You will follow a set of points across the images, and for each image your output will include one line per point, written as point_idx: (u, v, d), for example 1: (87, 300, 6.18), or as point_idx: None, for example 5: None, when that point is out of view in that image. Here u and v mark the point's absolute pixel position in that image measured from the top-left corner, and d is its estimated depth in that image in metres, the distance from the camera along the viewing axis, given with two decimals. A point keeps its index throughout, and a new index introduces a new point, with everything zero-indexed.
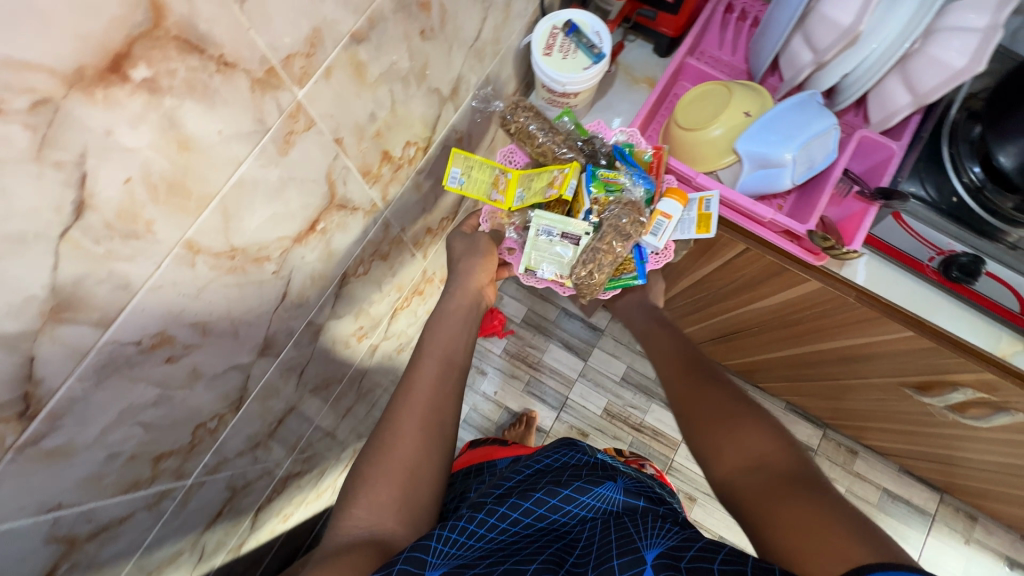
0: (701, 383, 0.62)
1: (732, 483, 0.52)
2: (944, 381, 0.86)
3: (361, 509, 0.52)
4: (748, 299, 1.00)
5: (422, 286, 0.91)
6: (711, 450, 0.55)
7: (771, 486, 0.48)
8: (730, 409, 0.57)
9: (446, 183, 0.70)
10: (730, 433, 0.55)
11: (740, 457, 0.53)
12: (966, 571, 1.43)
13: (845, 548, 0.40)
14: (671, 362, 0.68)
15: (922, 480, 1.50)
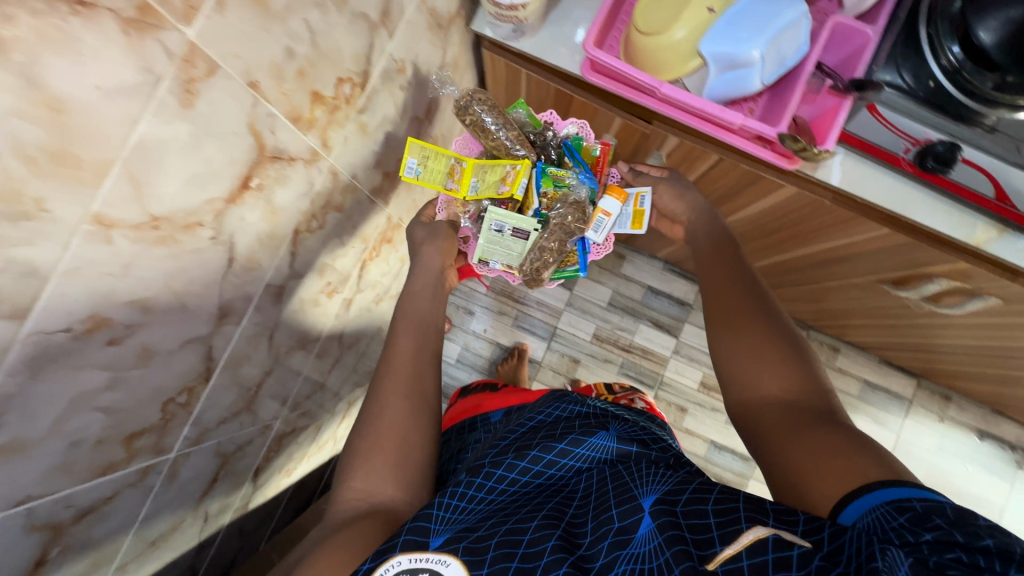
0: (741, 297, 0.62)
1: (758, 410, 0.54)
2: (921, 273, 0.86)
3: (358, 482, 0.55)
4: (726, 213, 0.99)
5: (390, 234, 0.87)
6: (744, 375, 0.56)
7: (796, 417, 0.50)
8: (773, 337, 0.57)
9: (405, 173, 0.76)
10: (768, 362, 0.55)
11: (772, 386, 0.54)
12: (940, 445, 1.54)
13: (861, 469, 0.41)
14: (708, 271, 0.68)
15: (900, 368, 1.56)
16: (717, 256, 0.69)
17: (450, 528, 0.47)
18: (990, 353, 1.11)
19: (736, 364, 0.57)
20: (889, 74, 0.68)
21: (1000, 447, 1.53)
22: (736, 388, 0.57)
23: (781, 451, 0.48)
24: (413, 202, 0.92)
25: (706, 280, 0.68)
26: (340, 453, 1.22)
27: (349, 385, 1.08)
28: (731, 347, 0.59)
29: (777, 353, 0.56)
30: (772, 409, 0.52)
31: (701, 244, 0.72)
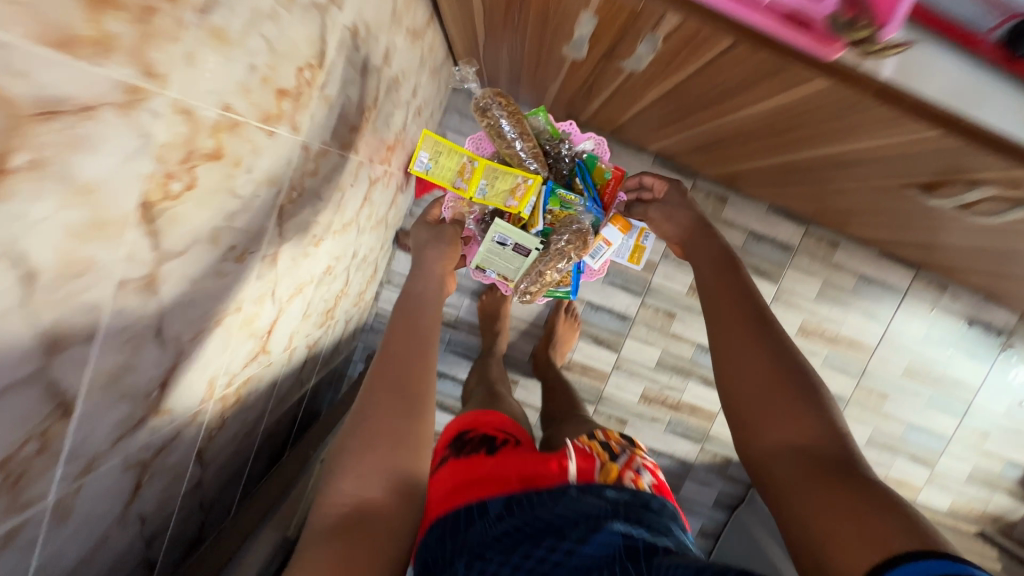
0: (757, 357, 0.75)
1: (773, 456, 0.68)
2: (961, 180, 0.72)
3: (345, 485, 0.66)
4: (731, 109, 0.81)
5: (314, 167, 0.69)
6: (762, 429, 0.70)
7: (807, 467, 0.64)
8: (789, 393, 0.71)
9: (420, 167, 1.10)
10: (784, 418, 0.69)
11: (786, 438, 0.68)
12: (926, 334, 1.52)
13: (868, 526, 0.55)
14: (732, 326, 0.79)
15: (900, 260, 1.48)
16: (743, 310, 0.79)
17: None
18: (997, 250, 1.00)
19: (755, 418, 0.70)
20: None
21: (986, 333, 1.52)
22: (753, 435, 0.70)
23: (798, 507, 0.62)
24: (341, 118, 0.72)
25: (726, 335, 0.80)
26: (308, 394, 1.16)
27: (306, 334, 0.97)
28: (751, 403, 0.71)
29: (795, 405, 0.69)
30: (788, 464, 0.66)
31: (727, 297, 0.83)
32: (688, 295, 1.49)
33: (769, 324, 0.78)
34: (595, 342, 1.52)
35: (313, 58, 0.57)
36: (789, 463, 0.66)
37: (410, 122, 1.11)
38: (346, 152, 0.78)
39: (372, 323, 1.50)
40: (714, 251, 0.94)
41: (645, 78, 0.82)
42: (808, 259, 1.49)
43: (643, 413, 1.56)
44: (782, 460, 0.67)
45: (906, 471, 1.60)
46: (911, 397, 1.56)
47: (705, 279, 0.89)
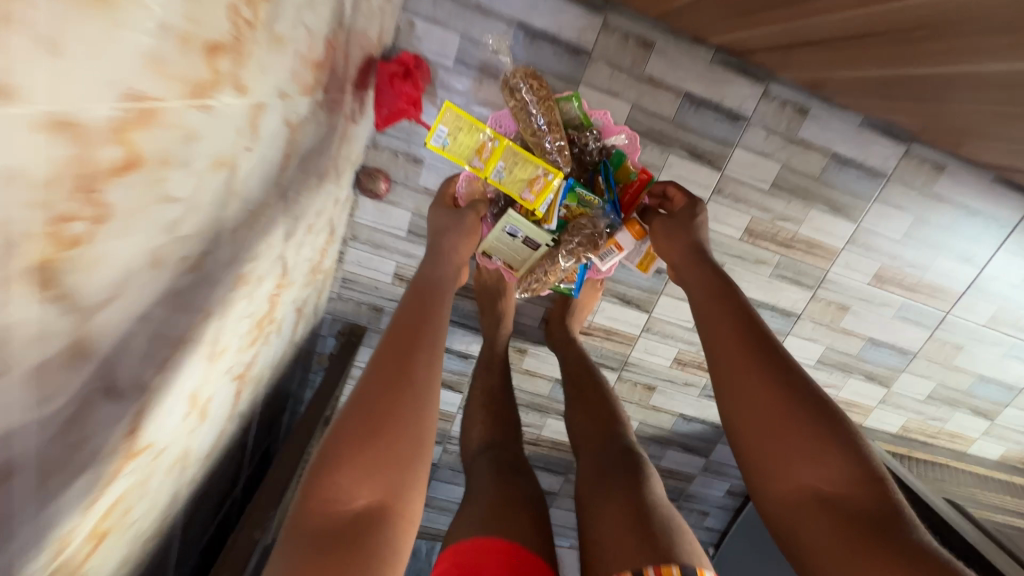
0: (782, 412, 0.69)
1: (800, 519, 0.64)
2: None
3: (342, 482, 0.59)
4: None
5: (136, 169, 0.33)
6: (781, 474, 0.67)
7: (835, 519, 0.61)
8: (825, 446, 0.66)
9: (436, 140, 0.88)
10: (802, 458, 0.66)
11: (811, 485, 0.64)
12: None
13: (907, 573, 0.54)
14: (743, 364, 0.74)
15: (1019, 185, 1.14)
16: (750, 375, 0.73)
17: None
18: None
19: (767, 453, 0.68)
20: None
21: None
22: (768, 482, 0.68)
23: (836, 570, 0.59)
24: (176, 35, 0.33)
25: (728, 369, 0.76)
26: (255, 416, 0.88)
27: (227, 372, 0.66)
28: (778, 477, 0.67)
29: (821, 457, 0.65)
30: (821, 521, 0.62)
31: (731, 343, 0.77)
32: (743, 241, 1.17)
33: (791, 377, 0.72)
34: (622, 303, 1.22)
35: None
36: (828, 523, 0.61)
37: (354, 14, 0.68)
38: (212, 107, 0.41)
39: (339, 290, 1.17)
40: (710, 282, 0.85)
41: None
42: (902, 189, 1.13)
43: (674, 378, 1.32)
44: (814, 518, 0.63)
45: (963, 424, 1.43)
46: (989, 348, 1.32)
47: (706, 325, 0.82)
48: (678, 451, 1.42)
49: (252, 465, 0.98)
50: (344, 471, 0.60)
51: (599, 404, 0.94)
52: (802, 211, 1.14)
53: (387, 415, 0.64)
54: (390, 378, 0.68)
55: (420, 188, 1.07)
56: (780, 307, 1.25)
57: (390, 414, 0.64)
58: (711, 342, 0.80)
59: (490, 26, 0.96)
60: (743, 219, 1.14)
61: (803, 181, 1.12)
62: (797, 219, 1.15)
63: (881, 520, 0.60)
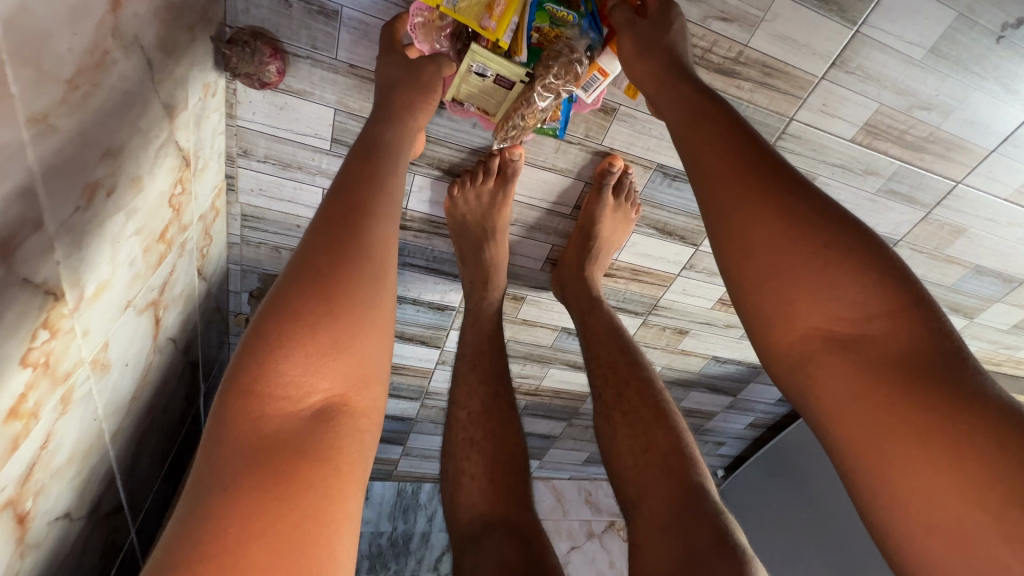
0: (778, 220, 0.41)
1: (806, 374, 0.39)
2: None
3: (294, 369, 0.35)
4: None
5: None
6: (777, 310, 0.40)
7: (858, 371, 0.36)
8: (846, 266, 0.38)
9: None
10: (805, 285, 0.39)
11: (824, 321, 0.38)
12: None
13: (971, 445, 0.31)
14: (726, 151, 0.45)
15: None
16: (728, 174, 0.44)
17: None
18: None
19: (751, 281, 0.42)
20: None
21: None
22: (764, 325, 0.41)
23: (860, 446, 0.35)
24: None
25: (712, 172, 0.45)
26: (110, 480, 0.56)
27: None
28: (768, 317, 0.41)
29: (836, 288, 0.38)
30: (838, 377, 0.37)
31: (708, 132, 0.47)
32: (854, 143, 0.77)
33: (788, 172, 0.43)
34: (661, 235, 0.85)
35: None
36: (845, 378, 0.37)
37: None
38: None
39: (241, 232, 0.77)
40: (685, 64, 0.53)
41: None
42: None
43: (715, 321, 1.02)
44: (829, 371, 0.37)
45: None
46: None
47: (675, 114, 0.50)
48: (703, 393, 1.20)
49: (146, 510, 0.68)
50: (289, 350, 0.35)
51: (653, 425, 0.63)
52: (959, 93, 0.73)
53: (350, 268, 0.39)
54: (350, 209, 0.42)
55: (341, 65, 0.61)
56: (875, 232, 0.90)
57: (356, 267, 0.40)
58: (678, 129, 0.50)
59: None
60: (866, 109, 0.73)
61: (980, 43, 0.68)
62: (945, 108, 0.74)
63: (928, 360, 0.35)
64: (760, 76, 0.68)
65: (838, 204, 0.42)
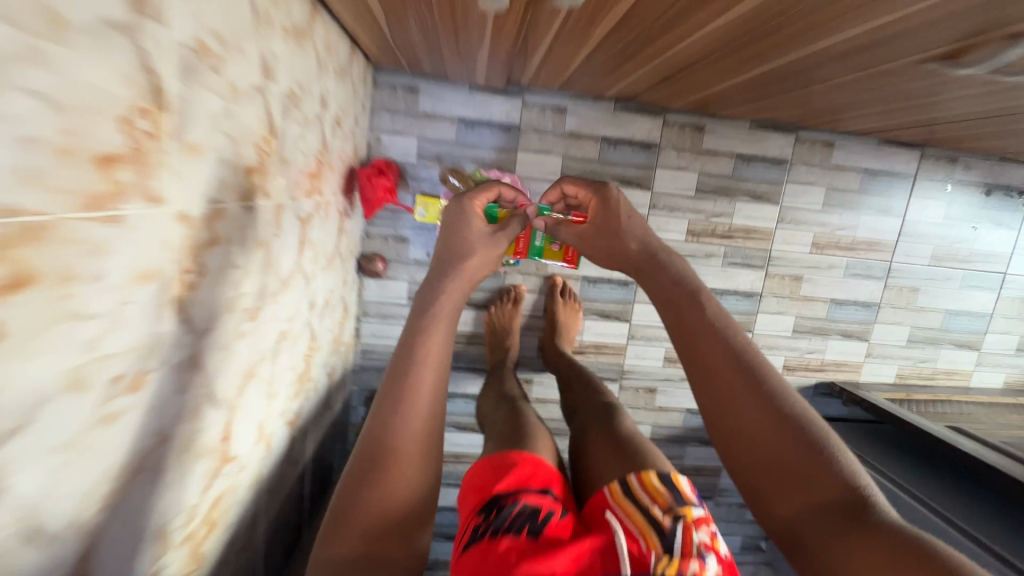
0: (762, 423, 0.67)
1: (795, 531, 0.62)
2: (1001, 36, 0.59)
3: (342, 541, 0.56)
4: (705, 16, 0.65)
5: (211, 235, 0.53)
6: (772, 496, 0.65)
7: (831, 527, 0.59)
8: (790, 434, 0.66)
9: (417, 216, 1.21)
10: (786, 478, 0.64)
11: (802, 501, 0.62)
12: (945, 216, 1.42)
13: (886, 542, 0.55)
14: (719, 363, 0.72)
15: (901, 143, 1.35)
16: (717, 377, 0.72)
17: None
18: (1005, 103, 0.90)
19: (753, 476, 0.66)
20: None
21: (1002, 196, 1.42)
22: (765, 503, 0.65)
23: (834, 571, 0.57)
24: (215, 157, 0.52)
25: (713, 391, 0.72)
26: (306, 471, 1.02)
27: (281, 417, 0.83)
28: (748, 474, 0.67)
29: (805, 476, 0.63)
30: (830, 544, 0.58)
31: (703, 351, 0.74)
32: (688, 241, 1.37)
33: (764, 390, 0.70)
34: (603, 318, 1.39)
35: (146, 101, 0.40)
36: (803, 506, 0.62)
37: (331, 141, 0.92)
38: (254, 200, 0.62)
39: (361, 361, 1.36)
40: (654, 269, 0.85)
41: (591, 9, 0.66)
42: (805, 168, 1.34)
43: (671, 376, 1.45)
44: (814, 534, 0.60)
45: (953, 360, 1.52)
46: (943, 283, 1.46)
47: (681, 338, 0.76)
48: (698, 446, 1.51)
49: (314, 515, 1.11)
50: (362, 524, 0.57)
51: (590, 394, 0.98)
52: (729, 205, 1.35)
53: (404, 472, 0.61)
54: (399, 383, 0.65)
55: (411, 259, 1.30)
56: (742, 290, 1.41)
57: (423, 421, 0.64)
58: (679, 343, 0.77)
59: (438, 124, 1.23)
60: (682, 223, 1.35)
61: (721, 182, 1.34)
62: (727, 213, 1.35)
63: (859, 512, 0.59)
64: None
65: (796, 413, 0.68)
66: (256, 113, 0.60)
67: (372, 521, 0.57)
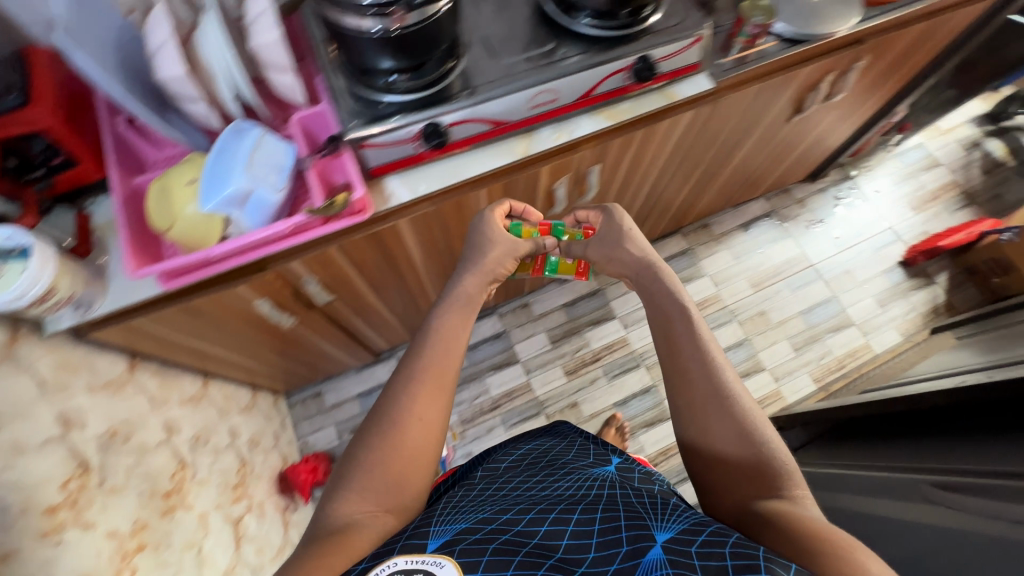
0: (723, 428, 0.73)
1: (741, 515, 0.68)
2: (547, 191, 1.05)
3: (353, 500, 0.69)
4: (409, 264, 1.10)
5: (135, 541, 0.78)
6: (726, 484, 0.71)
7: (764, 508, 0.65)
8: (753, 431, 0.72)
9: None
10: (737, 466, 0.71)
11: (749, 489, 0.69)
12: (736, 257, 1.81)
13: (804, 519, 0.61)
14: (699, 380, 0.77)
15: (664, 236, 1.82)
16: (693, 391, 0.77)
17: (447, 534, 0.64)
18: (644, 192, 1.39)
19: (714, 463, 0.73)
20: (386, 65, 0.79)
21: (761, 224, 1.86)
22: (723, 488, 0.71)
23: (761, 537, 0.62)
24: (132, 492, 0.82)
25: (690, 387, 0.78)
26: None
27: None
28: (711, 456, 0.74)
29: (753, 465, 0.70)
30: (762, 518, 0.64)
31: (692, 371, 0.78)
32: (571, 379, 1.64)
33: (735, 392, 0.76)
34: None
35: (73, 467, 0.72)
36: (741, 503, 0.69)
37: (251, 456, 1.23)
38: (174, 511, 0.89)
39: None
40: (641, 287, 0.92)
41: (351, 295, 1.10)
42: (613, 286, 1.75)
43: None
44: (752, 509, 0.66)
45: (844, 343, 1.70)
46: (777, 297, 1.75)
47: (665, 357, 0.82)
48: None
49: None
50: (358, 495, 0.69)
51: None
52: (581, 338, 1.69)
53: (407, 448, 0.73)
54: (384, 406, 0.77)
55: None
56: (638, 390, 1.64)
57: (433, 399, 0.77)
58: (666, 366, 0.82)
59: (344, 406, 1.59)
60: (557, 370, 1.65)
61: (564, 327, 1.70)
62: (585, 344, 1.68)
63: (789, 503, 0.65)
64: (509, 397, 1.62)
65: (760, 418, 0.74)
66: (164, 454, 0.93)
67: (370, 498, 0.69)
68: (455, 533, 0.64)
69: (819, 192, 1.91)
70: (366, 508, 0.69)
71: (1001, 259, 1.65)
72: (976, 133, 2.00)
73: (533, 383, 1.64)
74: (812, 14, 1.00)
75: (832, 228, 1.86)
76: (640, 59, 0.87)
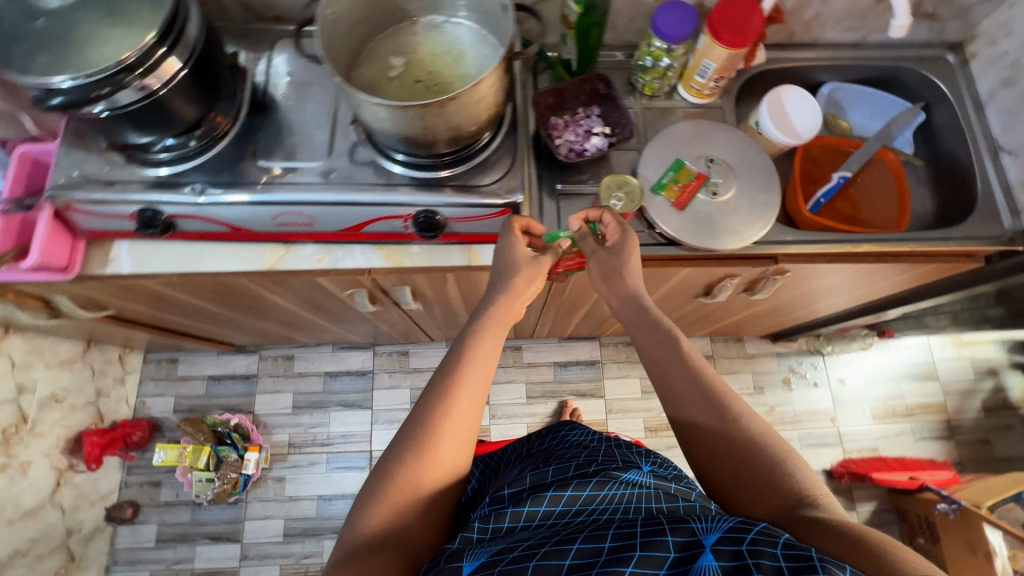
0: (725, 442, 0.59)
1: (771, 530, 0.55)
2: (345, 293, 0.93)
3: (372, 520, 0.55)
4: (201, 305, 1.03)
5: None
6: (743, 500, 0.58)
7: (794, 519, 0.53)
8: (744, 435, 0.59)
9: (153, 460, 1.40)
10: (752, 479, 0.57)
11: (768, 505, 0.56)
12: (646, 390, 1.60)
13: (847, 528, 0.50)
14: (682, 387, 0.63)
15: (579, 337, 1.63)
16: (679, 396, 0.63)
17: (483, 553, 0.53)
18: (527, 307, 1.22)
19: (726, 483, 0.59)
20: (148, 137, 0.68)
21: None
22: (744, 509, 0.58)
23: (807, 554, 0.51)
24: None
25: (670, 386, 0.64)
26: None
27: None
28: (716, 471, 0.60)
29: (766, 476, 0.57)
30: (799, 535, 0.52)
31: (672, 373, 0.64)
32: None
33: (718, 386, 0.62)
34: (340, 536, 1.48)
35: None
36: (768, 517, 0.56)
37: (37, 414, 1.24)
38: None
39: None
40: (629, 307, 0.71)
41: (138, 310, 1.05)
42: (501, 369, 1.61)
43: None
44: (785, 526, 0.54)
45: None
46: (669, 451, 1.55)
47: (658, 384, 0.66)
48: None
49: None
50: (376, 514, 0.56)
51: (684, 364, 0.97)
52: None
53: (427, 454, 0.58)
54: (439, 381, 0.62)
55: (158, 505, 1.48)
56: None
57: (474, 385, 0.61)
58: (659, 374, 0.66)
59: (192, 382, 1.58)
60: None
61: None
62: None
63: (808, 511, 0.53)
64: (346, 439, 1.56)
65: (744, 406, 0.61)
66: None
67: (391, 509, 0.56)
68: (492, 553, 0.52)
69: (774, 354, 1.64)
70: (390, 517, 0.56)
71: (930, 521, 1.37)
72: (1002, 359, 1.62)
73: (373, 434, 1.57)
74: (701, 223, 0.79)
75: (768, 400, 1.60)
76: (423, 212, 0.72)
